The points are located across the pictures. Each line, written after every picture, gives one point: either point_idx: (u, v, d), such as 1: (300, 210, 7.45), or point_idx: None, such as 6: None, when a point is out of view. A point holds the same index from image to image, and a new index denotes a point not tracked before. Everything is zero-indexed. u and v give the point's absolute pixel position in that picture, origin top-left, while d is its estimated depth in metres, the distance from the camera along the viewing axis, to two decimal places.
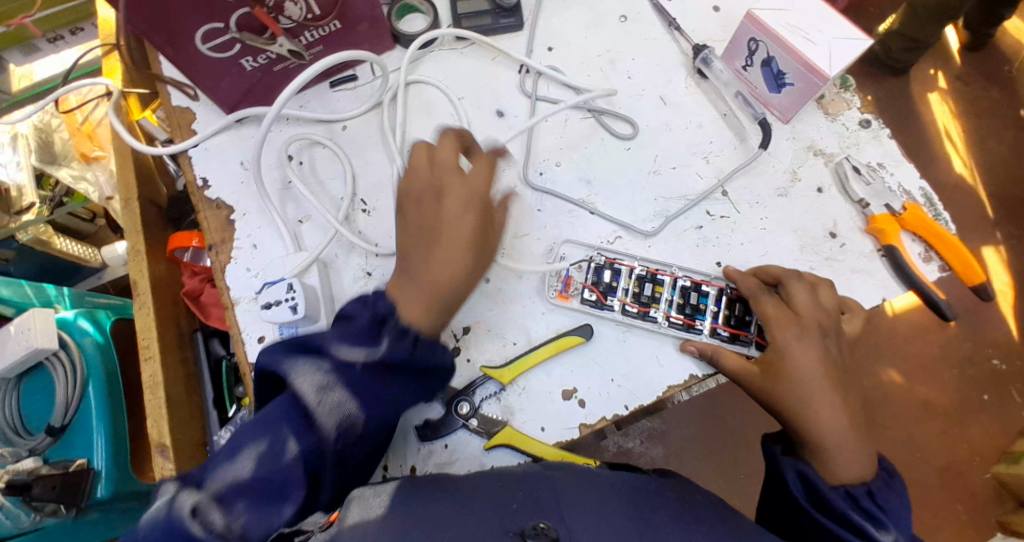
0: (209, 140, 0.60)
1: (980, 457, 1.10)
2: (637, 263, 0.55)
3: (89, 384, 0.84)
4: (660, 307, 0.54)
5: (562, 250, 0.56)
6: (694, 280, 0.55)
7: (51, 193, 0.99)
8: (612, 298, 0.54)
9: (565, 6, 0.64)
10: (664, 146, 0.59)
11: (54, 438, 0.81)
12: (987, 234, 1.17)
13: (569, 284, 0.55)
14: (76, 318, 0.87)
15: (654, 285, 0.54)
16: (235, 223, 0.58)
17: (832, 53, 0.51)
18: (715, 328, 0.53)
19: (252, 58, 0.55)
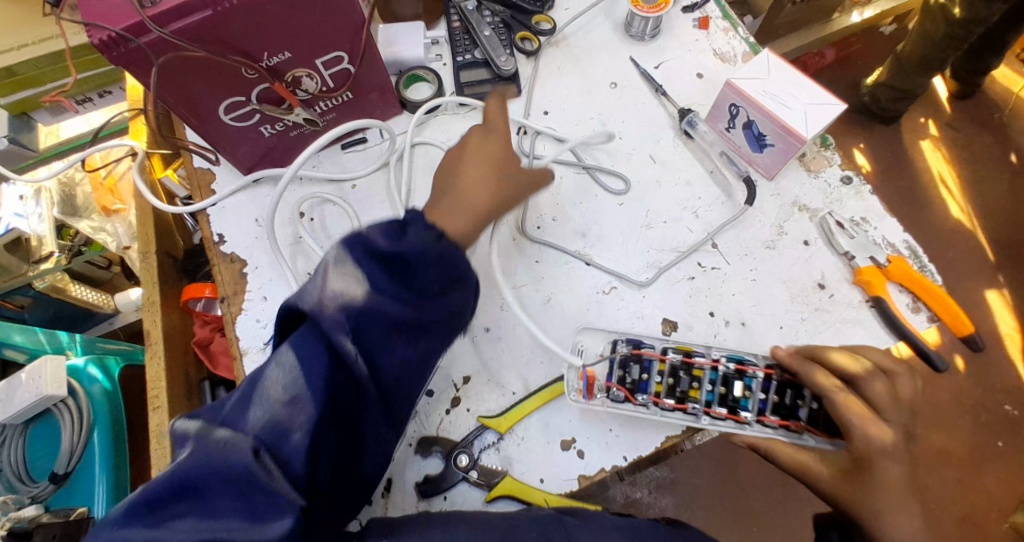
0: (226, 199, 0.64)
1: (998, 507, 1.08)
2: (669, 351, 0.54)
3: (94, 430, 0.86)
4: (699, 400, 0.52)
5: (582, 342, 0.56)
6: (737, 366, 0.53)
7: (71, 243, 1.02)
8: (643, 396, 0.53)
9: (561, 73, 0.69)
10: (655, 202, 0.62)
11: (57, 485, 0.83)
12: (988, 278, 1.18)
13: (592, 384, 0.54)
14: (86, 364, 0.89)
15: (691, 375, 0.53)
16: (246, 276, 0.61)
17: (807, 117, 0.55)
18: (763, 418, 0.52)
19: (270, 125, 0.59)
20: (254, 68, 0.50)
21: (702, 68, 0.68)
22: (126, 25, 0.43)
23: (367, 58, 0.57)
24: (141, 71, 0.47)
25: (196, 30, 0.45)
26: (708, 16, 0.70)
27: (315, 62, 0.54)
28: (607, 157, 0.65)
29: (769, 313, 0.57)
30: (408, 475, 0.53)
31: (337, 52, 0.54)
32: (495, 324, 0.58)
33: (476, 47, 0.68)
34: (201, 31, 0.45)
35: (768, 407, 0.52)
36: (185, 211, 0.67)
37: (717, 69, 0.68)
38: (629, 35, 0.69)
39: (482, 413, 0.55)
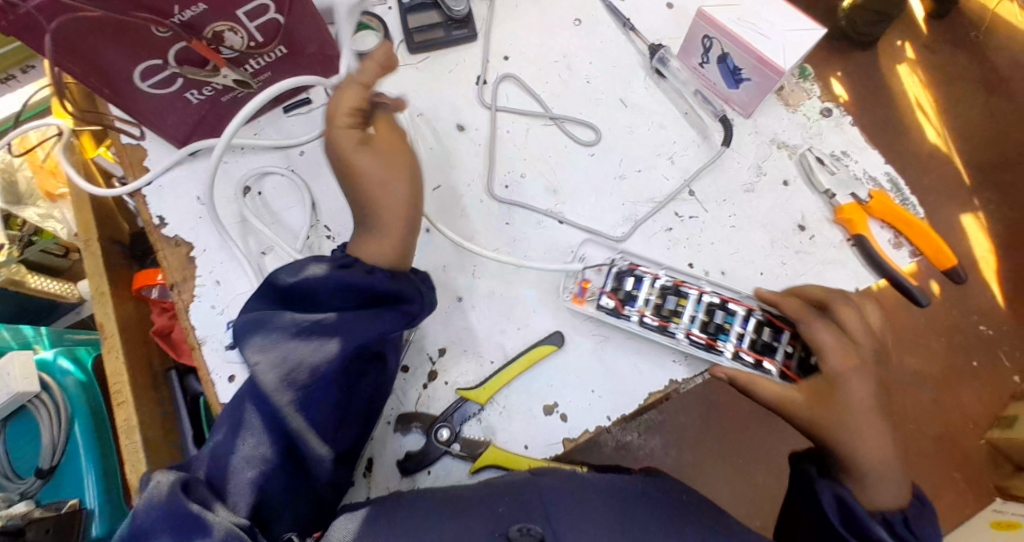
0: (163, 177, 0.59)
1: (973, 424, 1.11)
2: (661, 272, 0.54)
3: (74, 423, 0.82)
4: (681, 322, 0.51)
5: (584, 251, 0.56)
6: (721, 297, 0.52)
7: (20, 233, 0.96)
8: (631, 308, 0.52)
9: (518, 12, 0.63)
10: (627, 149, 0.58)
11: (45, 481, 0.80)
12: (965, 202, 1.17)
13: (586, 288, 0.54)
14: (56, 357, 0.85)
15: (677, 297, 0.52)
16: (196, 260, 0.57)
17: (785, 46, 0.50)
18: (738, 352, 0.51)
19: (197, 91, 0.53)
20: (164, 24, 0.44)
21: None
22: None
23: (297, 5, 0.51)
24: (28, 34, 0.41)
25: None
26: None
27: (236, 15, 0.48)
28: (574, 104, 0.60)
29: (749, 260, 0.55)
30: (388, 454, 0.51)
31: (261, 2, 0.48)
32: (467, 291, 0.55)
33: None
34: None
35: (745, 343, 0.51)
36: (119, 193, 0.61)
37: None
38: None
39: (459, 385, 0.53)
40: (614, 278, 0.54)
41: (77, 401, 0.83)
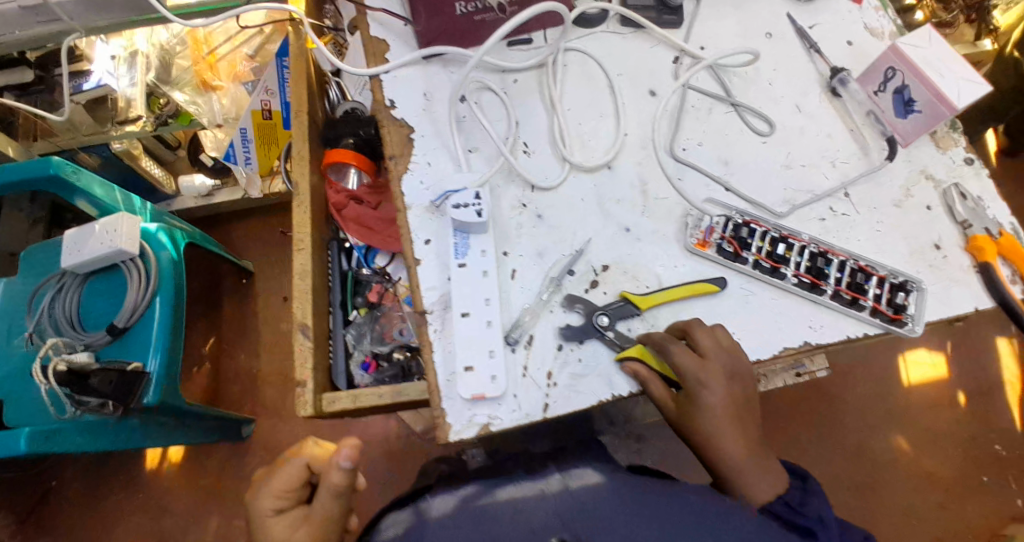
0: (398, 70, 0.68)
1: (973, 534, 1.15)
2: (771, 227, 0.62)
3: (158, 294, 1.05)
4: (789, 266, 0.60)
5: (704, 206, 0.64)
6: (821, 248, 0.61)
7: (160, 112, 1.14)
8: (748, 253, 0.61)
9: (720, 16, 0.73)
10: (796, 147, 0.67)
11: (110, 339, 1.02)
12: (1001, 326, 1.27)
13: (710, 233, 0.62)
14: (156, 232, 1.11)
15: (785, 247, 0.61)
16: (413, 142, 0.65)
17: (960, 89, 0.60)
18: (837, 291, 0.59)
19: (465, 3, 0.64)
20: None
21: (852, 37, 0.72)
22: None
23: None
24: None
25: None
26: None
27: None
28: (755, 100, 0.69)
29: (886, 258, 0.62)
30: (549, 338, 0.57)
31: None
32: (636, 226, 0.63)
33: None
34: None
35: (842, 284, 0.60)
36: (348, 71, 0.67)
37: (868, 40, 0.72)
38: None
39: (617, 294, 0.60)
40: (765, 238, 0.61)
41: (164, 280, 1.06)
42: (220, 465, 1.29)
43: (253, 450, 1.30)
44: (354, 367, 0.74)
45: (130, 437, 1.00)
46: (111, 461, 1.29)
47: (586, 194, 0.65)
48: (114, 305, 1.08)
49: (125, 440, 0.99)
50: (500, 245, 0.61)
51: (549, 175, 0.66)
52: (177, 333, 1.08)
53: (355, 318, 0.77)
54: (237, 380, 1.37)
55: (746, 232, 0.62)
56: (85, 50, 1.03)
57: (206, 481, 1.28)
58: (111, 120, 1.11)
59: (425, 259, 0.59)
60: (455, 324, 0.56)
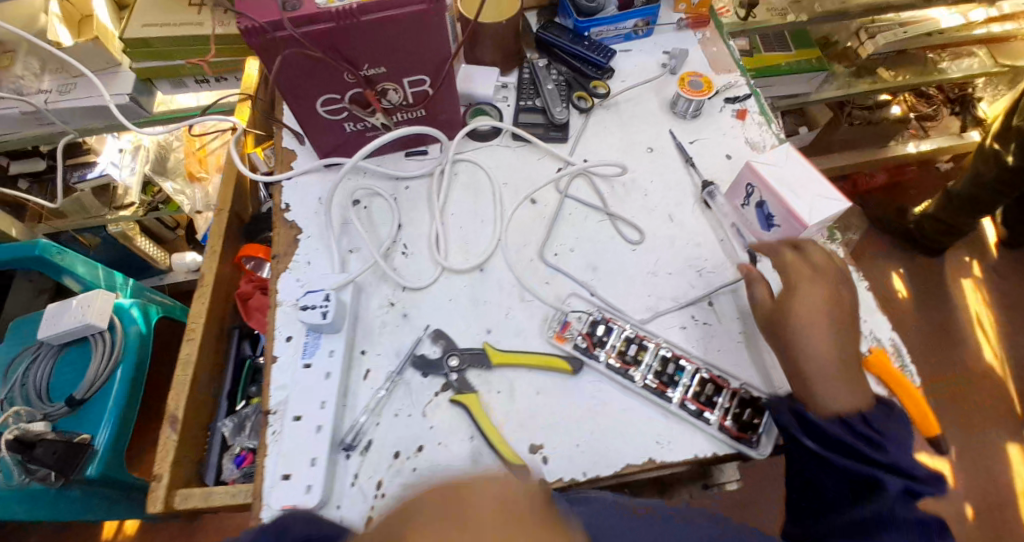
0: (299, 177, 0.75)
1: None
2: (629, 326, 0.63)
3: (119, 366, 1.11)
4: (639, 368, 0.60)
5: (569, 302, 0.66)
6: (674, 353, 0.62)
7: (151, 199, 1.30)
8: (601, 351, 0.61)
9: (605, 131, 0.79)
10: (664, 256, 0.69)
11: (69, 410, 1.08)
12: None
13: (567, 328, 0.63)
14: (130, 306, 1.18)
15: (638, 348, 0.62)
16: (299, 243, 0.70)
17: (812, 207, 0.61)
18: (684, 400, 0.59)
19: (353, 123, 0.70)
20: (356, 74, 0.63)
21: (731, 151, 0.76)
22: (269, 19, 0.54)
23: (445, 83, 0.69)
24: (266, 57, 0.58)
25: (320, 32, 0.57)
26: (747, 109, 0.78)
27: (402, 78, 0.66)
28: (630, 209, 0.72)
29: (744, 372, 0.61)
30: (383, 444, 0.57)
31: (423, 74, 0.66)
32: (497, 328, 0.64)
33: (538, 96, 0.80)
34: (322, 37, 0.57)
35: (690, 393, 0.59)
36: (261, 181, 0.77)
37: (745, 154, 0.75)
38: (673, 110, 0.78)
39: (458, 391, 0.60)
40: (619, 339, 0.62)
41: (128, 350, 1.12)
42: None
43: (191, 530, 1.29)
44: (227, 461, 0.75)
45: (71, 507, 1.01)
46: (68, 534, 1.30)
47: (456, 292, 0.67)
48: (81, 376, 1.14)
49: (66, 510, 0.99)
50: (358, 344, 0.62)
51: (421, 277, 0.68)
52: (134, 405, 1.13)
53: (240, 410, 0.79)
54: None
55: (603, 333, 0.62)
56: (95, 144, 1.21)
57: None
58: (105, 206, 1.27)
59: (282, 356, 0.61)
60: (286, 428, 0.56)
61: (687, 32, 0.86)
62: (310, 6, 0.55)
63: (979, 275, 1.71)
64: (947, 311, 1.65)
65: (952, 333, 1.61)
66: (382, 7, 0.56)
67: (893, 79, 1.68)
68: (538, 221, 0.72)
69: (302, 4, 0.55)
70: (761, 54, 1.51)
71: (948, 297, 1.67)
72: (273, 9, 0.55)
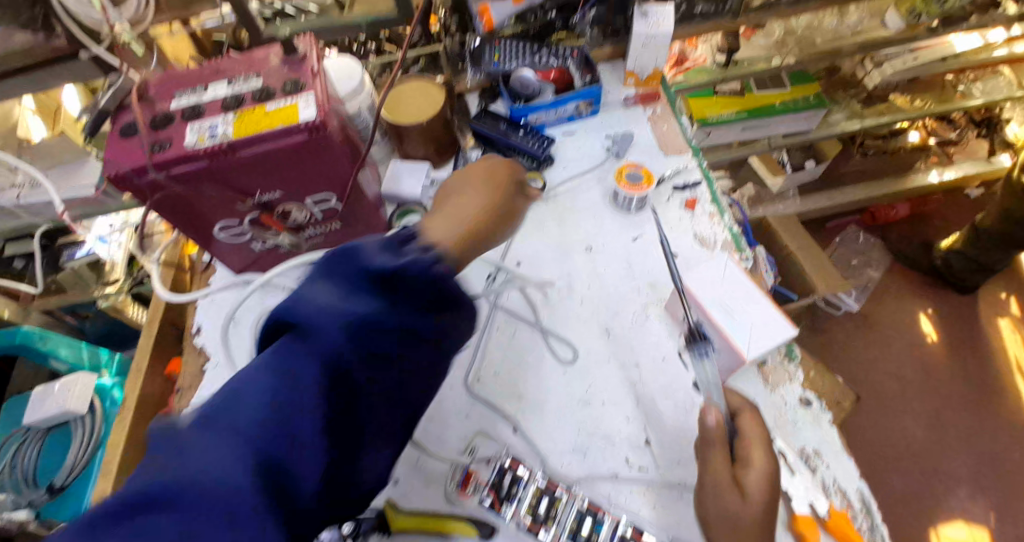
0: (215, 294, 0.71)
1: None
2: (540, 472, 0.56)
3: (99, 450, 1.00)
4: (551, 527, 0.54)
5: (474, 442, 0.59)
6: (592, 504, 0.54)
7: (135, 274, 1.13)
8: (507, 507, 0.55)
9: (543, 226, 0.71)
10: (597, 380, 0.61)
11: (51, 496, 0.97)
12: None
13: (470, 481, 0.56)
14: (112, 386, 1.08)
15: (551, 500, 0.55)
16: (204, 373, 0.67)
17: (752, 337, 0.54)
18: None
19: (260, 243, 0.65)
20: (248, 200, 0.58)
21: (678, 249, 0.68)
22: (133, 164, 0.50)
23: (355, 198, 0.64)
24: (142, 200, 0.54)
25: (190, 173, 0.52)
26: (697, 198, 0.72)
27: (304, 199, 0.61)
28: (564, 323, 0.65)
29: (676, 530, 0.54)
30: None
31: (327, 193, 0.61)
32: (407, 477, 0.57)
33: None
34: (198, 174, 0.52)
35: None
36: (170, 297, 0.71)
37: (693, 250, 0.68)
38: (613, 203, 0.72)
39: None
40: (530, 492, 0.55)
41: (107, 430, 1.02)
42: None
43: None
44: None
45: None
46: None
47: None
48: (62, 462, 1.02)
49: None
50: None
51: None
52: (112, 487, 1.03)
53: None
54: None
55: (511, 484, 0.55)
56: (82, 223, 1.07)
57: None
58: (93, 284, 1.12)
59: None
60: None
61: (635, 109, 0.80)
62: (179, 146, 0.51)
63: (1020, 314, 1.49)
64: (984, 355, 1.45)
65: (987, 383, 1.41)
66: (256, 143, 0.52)
67: (910, 108, 1.35)
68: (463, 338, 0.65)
69: (171, 144, 0.51)
70: (758, 91, 1.26)
71: (983, 340, 1.47)
72: (139, 154, 0.51)
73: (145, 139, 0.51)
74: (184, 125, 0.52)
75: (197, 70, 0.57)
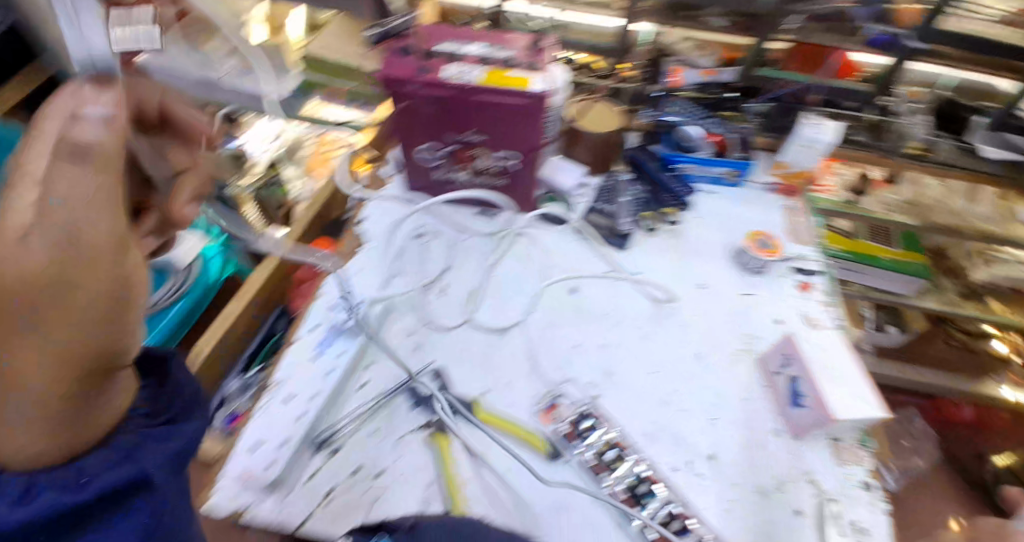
0: (387, 198, 0.85)
1: None
2: (615, 431, 0.63)
3: (181, 300, 0.91)
4: (613, 477, 0.59)
5: (562, 387, 0.66)
6: (652, 476, 0.59)
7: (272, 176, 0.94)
8: (579, 445, 0.61)
9: (666, 251, 0.80)
10: (682, 390, 0.67)
11: None
12: None
13: (552, 410, 0.64)
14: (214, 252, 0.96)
15: (617, 456, 0.61)
16: (358, 252, 0.77)
17: (845, 403, 0.59)
18: (647, 527, 0.56)
19: (443, 173, 0.78)
20: (458, 134, 0.71)
21: (783, 315, 0.74)
22: (399, 74, 0.65)
23: (529, 166, 0.75)
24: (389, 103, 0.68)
25: (435, 96, 0.66)
26: (812, 284, 0.78)
27: (495, 151, 0.73)
28: (665, 338, 0.71)
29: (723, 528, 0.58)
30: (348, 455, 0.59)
31: (515, 153, 0.73)
32: (492, 392, 0.66)
33: (611, 204, 0.83)
34: (439, 98, 0.66)
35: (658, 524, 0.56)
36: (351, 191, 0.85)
37: (797, 323, 0.74)
38: (737, 260, 0.79)
39: (430, 433, 0.61)
40: (602, 440, 0.61)
41: (197, 290, 0.92)
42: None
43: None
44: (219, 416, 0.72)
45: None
46: None
47: (470, 347, 0.69)
48: None
49: None
50: (365, 359, 0.67)
51: (446, 320, 0.72)
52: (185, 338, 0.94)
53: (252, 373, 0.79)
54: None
55: (586, 428, 0.62)
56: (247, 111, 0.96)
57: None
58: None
59: (307, 338, 0.68)
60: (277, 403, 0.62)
61: (772, 197, 0.89)
62: (437, 74, 0.65)
63: None
64: None
65: None
66: (496, 93, 0.65)
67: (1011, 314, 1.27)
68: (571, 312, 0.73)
69: (433, 70, 0.65)
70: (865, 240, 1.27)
71: None
72: (408, 70, 0.65)
73: (416, 61, 0.67)
74: (444, 61, 0.67)
75: (463, 30, 0.71)
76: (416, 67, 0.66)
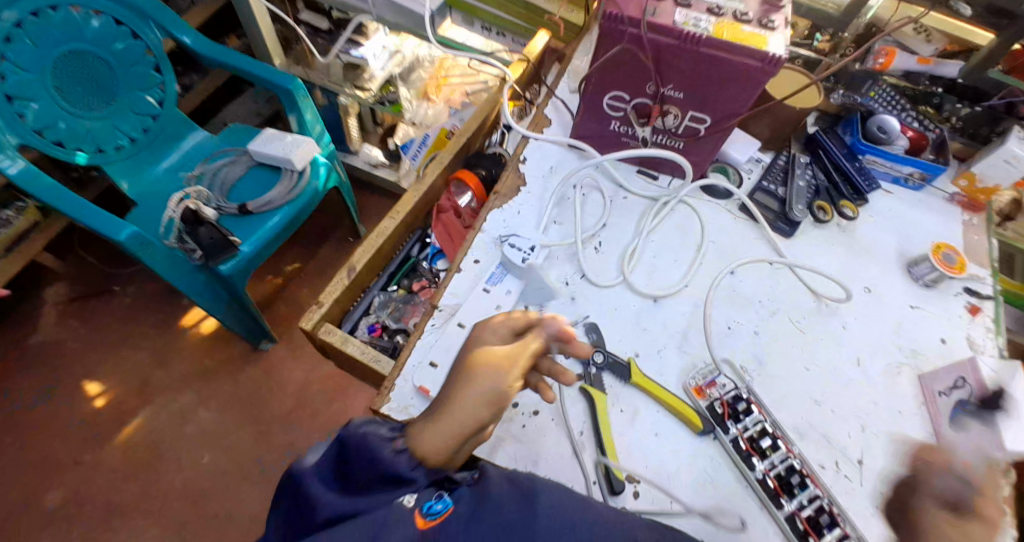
0: (550, 142, 0.83)
1: None
2: (768, 419, 0.64)
3: None
4: (763, 461, 0.61)
5: (714, 365, 0.67)
6: (801, 469, 0.61)
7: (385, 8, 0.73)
8: (732, 424, 0.62)
9: (828, 247, 0.79)
10: (836, 392, 0.67)
11: (236, 211, 1.33)
12: None
13: (709, 387, 0.65)
14: None
15: (769, 443, 0.62)
16: (519, 193, 0.78)
17: (1020, 436, 0.58)
18: (793, 515, 0.59)
19: (619, 124, 0.77)
20: (660, 87, 0.70)
21: (946, 335, 0.73)
22: (630, 16, 0.63)
23: (718, 131, 0.74)
24: (603, 45, 0.67)
25: (658, 45, 0.64)
26: (982, 308, 0.75)
27: (688, 111, 0.72)
28: (823, 336, 0.71)
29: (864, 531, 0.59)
30: None
31: (709, 116, 0.72)
32: (641, 355, 0.67)
33: (783, 186, 0.82)
34: (662, 47, 0.65)
35: (802, 510, 0.59)
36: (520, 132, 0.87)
37: (960, 346, 0.72)
38: (910, 271, 0.78)
39: (585, 385, 0.64)
40: (755, 425, 0.62)
41: None
42: (216, 387, 1.46)
43: (236, 376, 1.48)
44: (363, 322, 0.84)
45: (190, 282, 1.26)
46: (174, 314, 1.54)
47: (622, 305, 0.70)
48: (258, 191, 1.40)
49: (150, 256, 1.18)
50: (528, 301, 0.68)
51: (603, 275, 0.72)
52: (279, 235, 1.36)
53: (391, 291, 0.88)
54: (278, 320, 1.57)
55: (741, 410, 0.63)
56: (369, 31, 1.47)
57: (194, 385, 1.45)
58: (351, 82, 1.52)
59: (466, 271, 0.70)
60: (451, 329, 0.64)
61: (953, 208, 0.85)
62: (668, 21, 0.63)
63: None
64: None
65: None
66: (725, 51, 0.63)
67: None
68: (729, 291, 0.73)
69: (661, 18, 0.64)
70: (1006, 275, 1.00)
71: None
72: (636, 12, 0.64)
73: (644, 4, 0.65)
74: (672, 9, 0.65)
75: None
76: (644, 9, 0.64)
